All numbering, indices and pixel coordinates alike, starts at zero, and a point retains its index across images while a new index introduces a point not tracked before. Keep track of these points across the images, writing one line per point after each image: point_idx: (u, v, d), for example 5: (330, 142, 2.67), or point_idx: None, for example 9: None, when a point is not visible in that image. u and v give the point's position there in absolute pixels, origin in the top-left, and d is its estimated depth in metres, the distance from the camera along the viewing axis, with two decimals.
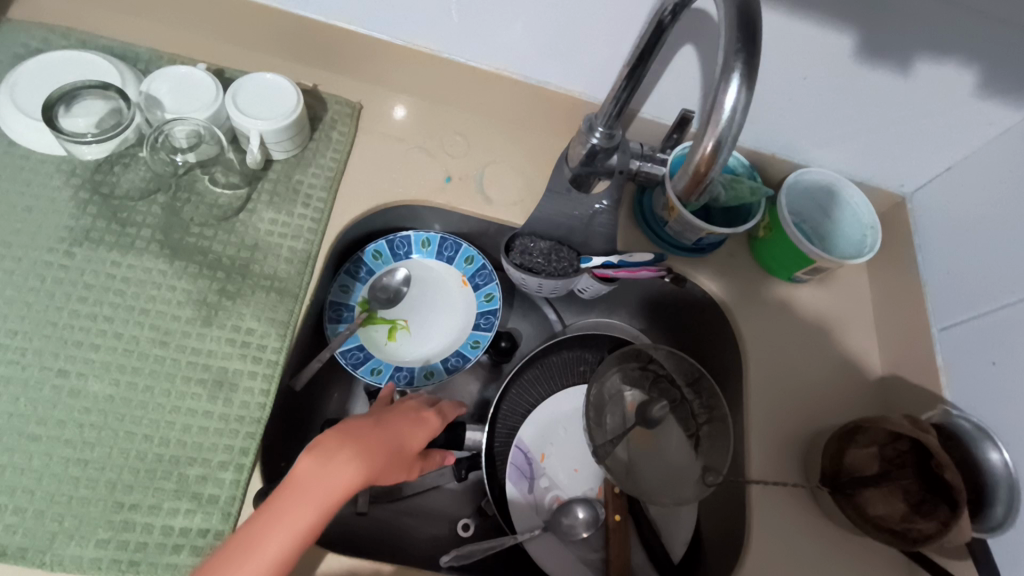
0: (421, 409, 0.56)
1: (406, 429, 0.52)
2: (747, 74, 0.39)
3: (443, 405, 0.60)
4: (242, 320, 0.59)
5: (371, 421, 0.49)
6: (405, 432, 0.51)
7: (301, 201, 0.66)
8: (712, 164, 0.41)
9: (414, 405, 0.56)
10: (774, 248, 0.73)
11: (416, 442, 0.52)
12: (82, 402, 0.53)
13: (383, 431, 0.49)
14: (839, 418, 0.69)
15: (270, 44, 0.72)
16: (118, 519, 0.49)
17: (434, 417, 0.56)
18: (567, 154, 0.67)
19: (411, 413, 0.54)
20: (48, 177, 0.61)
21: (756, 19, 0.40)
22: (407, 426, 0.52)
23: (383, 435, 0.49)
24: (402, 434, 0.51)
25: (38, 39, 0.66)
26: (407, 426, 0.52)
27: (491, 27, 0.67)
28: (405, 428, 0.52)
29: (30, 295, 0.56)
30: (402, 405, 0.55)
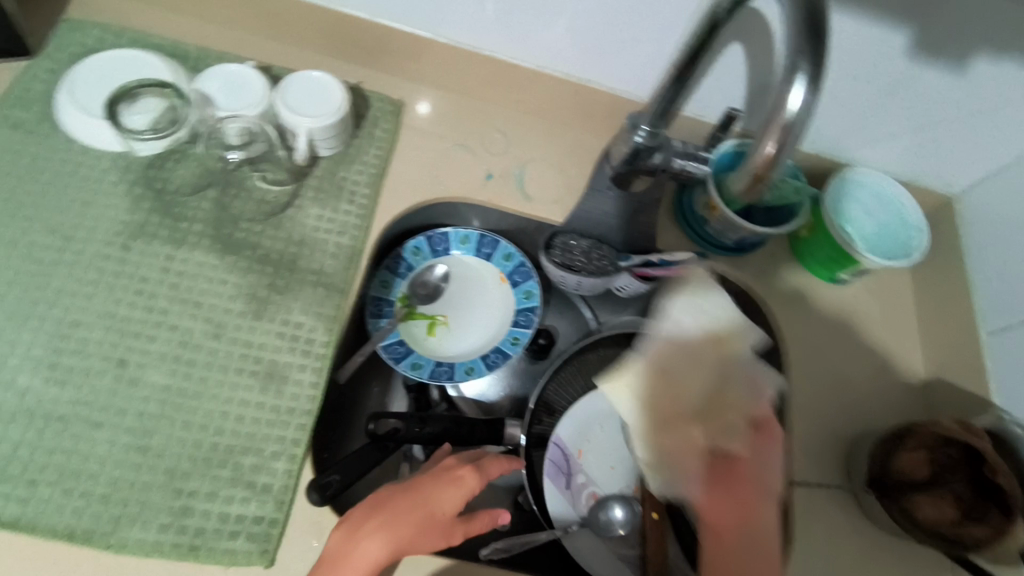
0: (458, 465, 0.56)
1: (435, 490, 0.53)
2: (813, 71, 0.39)
3: (488, 459, 0.58)
4: (291, 314, 0.60)
5: (402, 488, 0.53)
6: (437, 493, 0.53)
7: (346, 198, 0.67)
8: (772, 166, 0.42)
9: (451, 461, 0.57)
10: (816, 248, 0.72)
11: (448, 503, 0.53)
12: (141, 391, 0.54)
13: (410, 498, 0.52)
14: (882, 419, 0.69)
15: (316, 42, 0.73)
16: (179, 505, 0.51)
17: (473, 476, 0.55)
18: (609, 152, 0.68)
19: (444, 471, 0.55)
20: (105, 173, 0.62)
21: (825, 14, 0.39)
22: (438, 486, 0.53)
23: (408, 504, 0.51)
24: (430, 496, 0.53)
25: (94, 38, 0.68)
26: (437, 485, 0.54)
27: (537, 25, 0.67)
28: (434, 488, 0.53)
29: (90, 287, 0.57)
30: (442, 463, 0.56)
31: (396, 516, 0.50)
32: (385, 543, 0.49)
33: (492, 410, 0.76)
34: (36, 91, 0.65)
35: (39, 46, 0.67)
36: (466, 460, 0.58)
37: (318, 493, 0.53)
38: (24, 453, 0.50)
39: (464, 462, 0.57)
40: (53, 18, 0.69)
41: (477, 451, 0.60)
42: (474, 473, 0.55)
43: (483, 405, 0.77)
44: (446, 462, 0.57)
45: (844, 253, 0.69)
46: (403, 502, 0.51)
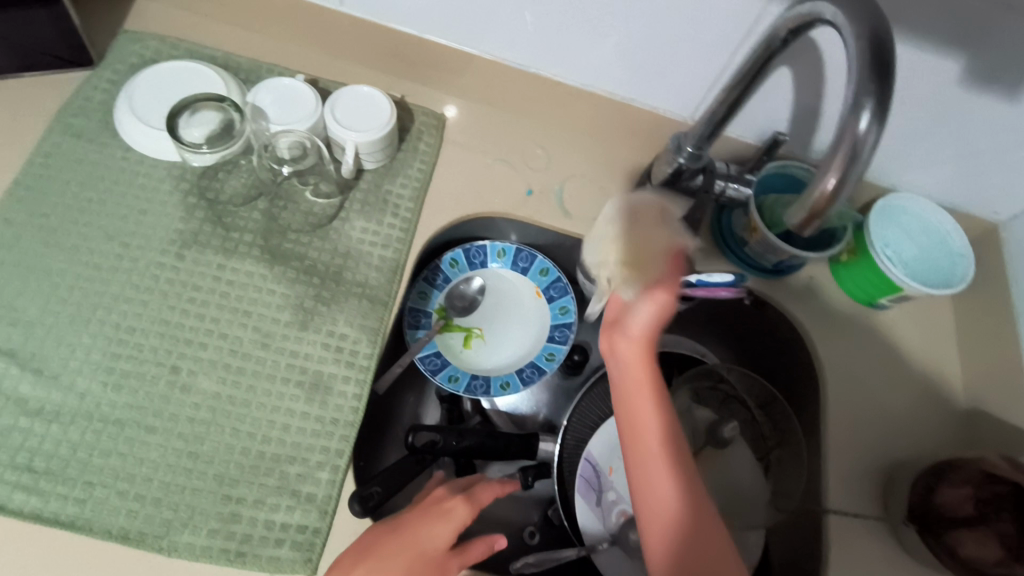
0: (448, 496, 0.55)
1: (425, 526, 0.52)
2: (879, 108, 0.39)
3: (479, 486, 0.58)
4: (336, 326, 0.61)
5: (389, 529, 0.52)
6: (424, 531, 0.52)
7: (389, 211, 0.68)
8: (830, 202, 0.42)
9: (442, 491, 0.56)
10: (857, 274, 0.72)
11: (434, 538, 0.52)
12: (193, 398, 0.56)
13: (399, 540, 0.51)
14: (922, 449, 0.68)
15: (363, 56, 0.74)
16: (227, 511, 0.52)
17: (461, 506, 0.54)
18: (651, 172, 0.69)
19: (433, 503, 0.54)
20: (160, 182, 0.64)
21: (890, 51, 0.39)
22: (425, 522, 0.52)
23: (396, 546, 0.51)
24: (419, 533, 0.52)
25: (152, 49, 0.70)
26: (426, 520, 0.53)
27: (583, 44, 0.67)
28: (423, 523, 0.52)
29: (145, 294, 0.59)
30: (428, 497, 0.55)
31: (383, 559, 0.50)
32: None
33: (524, 425, 0.77)
34: (97, 100, 0.67)
35: (100, 56, 0.69)
36: (457, 489, 0.57)
37: (360, 504, 0.54)
38: (82, 455, 0.52)
39: (453, 492, 0.56)
40: (113, 29, 0.71)
41: (468, 478, 0.59)
42: (462, 506, 0.54)
43: (515, 418, 0.77)
44: (436, 492, 0.56)
45: (886, 280, 0.69)
46: (392, 544, 0.51)
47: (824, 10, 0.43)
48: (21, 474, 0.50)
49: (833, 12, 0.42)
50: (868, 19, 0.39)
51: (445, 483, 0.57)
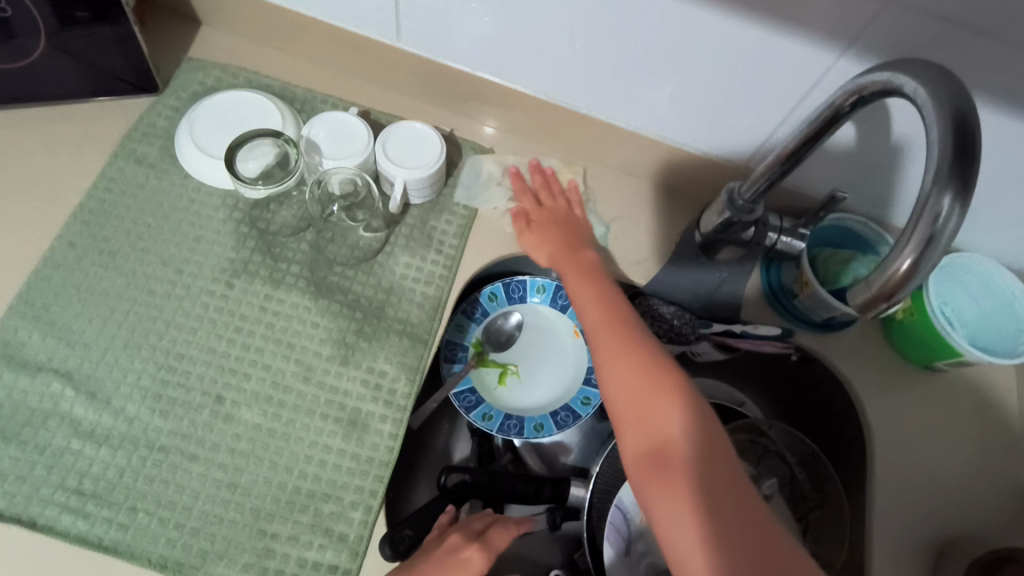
0: (464, 544, 0.55)
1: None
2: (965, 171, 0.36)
3: (493, 530, 0.58)
4: (376, 362, 0.61)
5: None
6: None
7: (434, 247, 0.68)
8: (903, 283, 0.39)
9: (457, 539, 0.55)
10: (916, 334, 0.68)
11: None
12: (234, 428, 0.57)
13: None
14: (974, 527, 0.65)
15: (416, 89, 0.75)
16: (261, 546, 0.53)
17: (475, 555, 0.55)
18: (700, 220, 0.68)
19: (448, 555, 0.54)
20: (214, 210, 0.66)
21: (976, 130, 0.37)
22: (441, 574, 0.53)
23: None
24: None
25: (213, 77, 0.72)
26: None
27: (638, 88, 0.66)
28: None
29: (195, 320, 0.61)
30: (443, 545, 0.55)
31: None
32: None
33: (554, 467, 0.77)
34: (159, 127, 0.69)
35: (165, 83, 0.71)
36: (471, 534, 0.57)
37: (391, 548, 0.54)
38: (128, 480, 0.53)
39: (468, 540, 0.56)
40: (179, 56, 0.74)
41: (483, 518, 0.59)
42: (479, 552, 0.55)
43: (546, 458, 0.77)
44: (450, 540, 0.55)
45: (945, 344, 0.66)
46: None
47: (902, 83, 0.41)
48: (70, 495, 0.52)
49: (913, 86, 0.40)
50: (954, 98, 0.37)
51: (461, 527, 0.57)
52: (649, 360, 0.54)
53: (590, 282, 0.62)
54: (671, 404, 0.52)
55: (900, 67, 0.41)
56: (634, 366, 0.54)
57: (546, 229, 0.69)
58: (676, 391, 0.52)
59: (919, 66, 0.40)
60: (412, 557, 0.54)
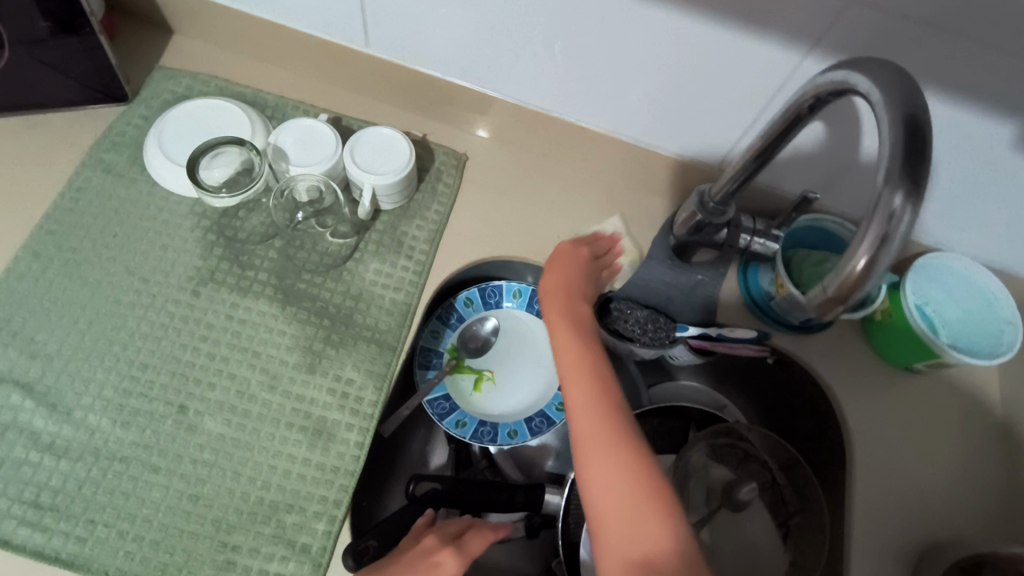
0: (437, 548, 0.55)
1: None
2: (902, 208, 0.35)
3: (469, 535, 0.57)
4: (343, 370, 0.61)
5: None
6: None
7: (404, 253, 0.68)
8: (859, 284, 0.37)
9: (430, 542, 0.55)
10: (895, 335, 0.67)
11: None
12: (197, 438, 0.56)
13: None
14: (958, 532, 0.64)
15: (388, 94, 0.75)
16: (222, 558, 0.52)
17: (450, 559, 0.54)
18: (673, 221, 0.67)
19: (422, 556, 0.54)
20: (182, 219, 0.65)
21: (928, 131, 0.36)
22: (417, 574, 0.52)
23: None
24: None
25: (184, 86, 0.72)
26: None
27: (607, 91, 0.66)
28: None
29: (160, 330, 0.60)
30: (420, 546, 0.55)
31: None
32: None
33: (531, 474, 0.76)
34: (129, 135, 0.69)
35: (135, 93, 0.71)
36: (447, 538, 0.57)
37: (354, 559, 0.53)
38: (87, 492, 0.53)
39: (443, 543, 0.56)
40: (150, 65, 0.74)
41: (459, 523, 0.59)
42: (451, 554, 0.54)
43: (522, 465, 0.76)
44: (424, 543, 0.55)
45: (924, 345, 0.65)
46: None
47: (857, 82, 0.40)
48: (28, 509, 0.52)
49: (867, 85, 0.39)
50: (906, 96, 0.36)
51: (439, 528, 0.57)
52: (629, 457, 0.50)
53: (580, 367, 0.56)
54: (661, 521, 0.47)
55: (855, 66, 0.41)
56: (613, 468, 0.50)
57: (552, 285, 0.64)
58: (661, 507, 0.48)
59: (873, 64, 0.39)
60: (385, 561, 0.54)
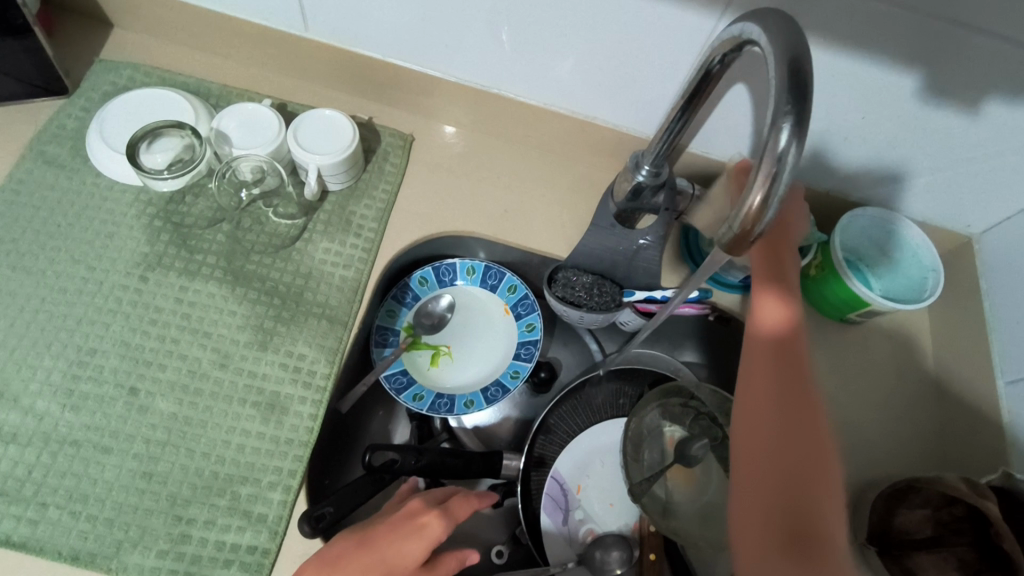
0: (423, 511, 0.55)
1: (398, 543, 0.52)
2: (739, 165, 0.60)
3: (454, 500, 0.58)
4: (295, 346, 0.62)
5: (355, 542, 0.52)
6: (392, 547, 0.52)
7: (353, 231, 0.69)
8: (758, 220, 0.39)
9: (417, 504, 0.55)
10: (826, 288, 0.70)
11: (408, 548, 0.52)
12: (150, 418, 0.57)
13: (365, 557, 0.51)
14: (892, 471, 0.67)
15: (332, 79, 0.76)
16: (177, 532, 0.53)
17: (435, 523, 0.54)
18: (612, 189, 0.66)
19: (408, 519, 0.54)
20: (127, 207, 0.66)
21: (810, 73, 0.38)
22: (399, 536, 0.53)
23: (361, 562, 0.51)
24: (389, 552, 0.52)
25: (125, 77, 0.72)
26: (397, 537, 0.53)
27: (541, 65, 0.68)
28: (396, 540, 0.52)
29: (108, 315, 0.60)
30: (405, 507, 0.55)
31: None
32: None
33: (492, 444, 0.77)
34: (70, 128, 0.69)
35: (75, 85, 0.71)
36: (432, 502, 0.57)
37: (310, 524, 0.54)
38: (38, 476, 0.53)
39: (429, 507, 0.56)
40: (89, 59, 0.74)
41: (445, 490, 0.60)
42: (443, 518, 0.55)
43: (483, 436, 0.78)
44: (410, 505, 0.55)
45: (854, 296, 0.68)
46: (364, 558, 0.51)
47: (751, 33, 0.43)
48: None
49: (759, 35, 0.42)
50: (789, 42, 0.39)
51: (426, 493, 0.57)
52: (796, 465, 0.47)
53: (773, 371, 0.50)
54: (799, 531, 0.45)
55: (749, 19, 0.43)
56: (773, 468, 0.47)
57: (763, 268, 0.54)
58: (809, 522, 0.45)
59: (764, 14, 0.42)
60: (368, 523, 0.54)
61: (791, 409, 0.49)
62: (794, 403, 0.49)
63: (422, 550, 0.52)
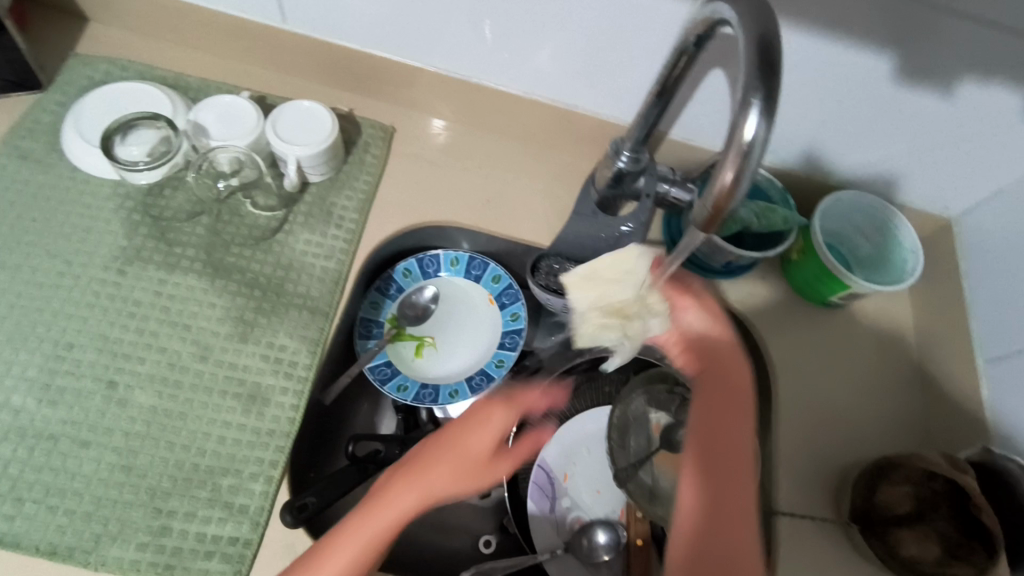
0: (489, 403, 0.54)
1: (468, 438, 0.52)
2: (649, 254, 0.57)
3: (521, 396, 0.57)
4: (276, 337, 0.62)
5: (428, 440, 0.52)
6: (466, 436, 0.52)
7: (334, 222, 0.69)
8: (730, 197, 0.40)
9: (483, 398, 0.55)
10: (808, 271, 0.71)
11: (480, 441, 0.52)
12: (129, 412, 0.56)
13: (441, 447, 0.51)
14: (875, 451, 0.67)
15: (312, 71, 0.75)
16: (157, 524, 0.52)
17: (505, 411, 0.53)
18: (594, 176, 0.66)
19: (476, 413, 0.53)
20: (105, 201, 0.65)
21: (778, 50, 0.38)
22: (469, 428, 0.52)
23: (439, 460, 0.50)
24: (463, 442, 0.51)
25: (102, 71, 0.72)
26: (466, 430, 0.52)
27: (520, 54, 0.67)
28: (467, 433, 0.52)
29: (85, 309, 0.60)
30: (473, 404, 0.55)
31: (425, 483, 0.49)
32: (420, 502, 0.49)
33: None
34: (45, 122, 0.68)
35: (51, 80, 0.71)
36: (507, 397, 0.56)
37: (292, 514, 0.54)
38: (15, 471, 0.53)
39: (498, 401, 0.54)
40: (65, 54, 0.73)
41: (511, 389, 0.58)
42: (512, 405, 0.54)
43: None
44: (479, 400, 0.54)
45: (835, 279, 0.68)
46: (440, 457, 0.50)
47: (722, 12, 0.43)
48: None
49: (729, 12, 0.42)
50: (758, 18, 0.39)
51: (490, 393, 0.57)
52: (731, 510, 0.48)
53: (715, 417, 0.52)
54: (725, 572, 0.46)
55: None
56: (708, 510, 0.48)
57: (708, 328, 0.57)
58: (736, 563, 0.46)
59: None
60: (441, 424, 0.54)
61: (730, 454, 0.50)
62: (733, 450, 0.51)
63: (494, 441, 0.52)
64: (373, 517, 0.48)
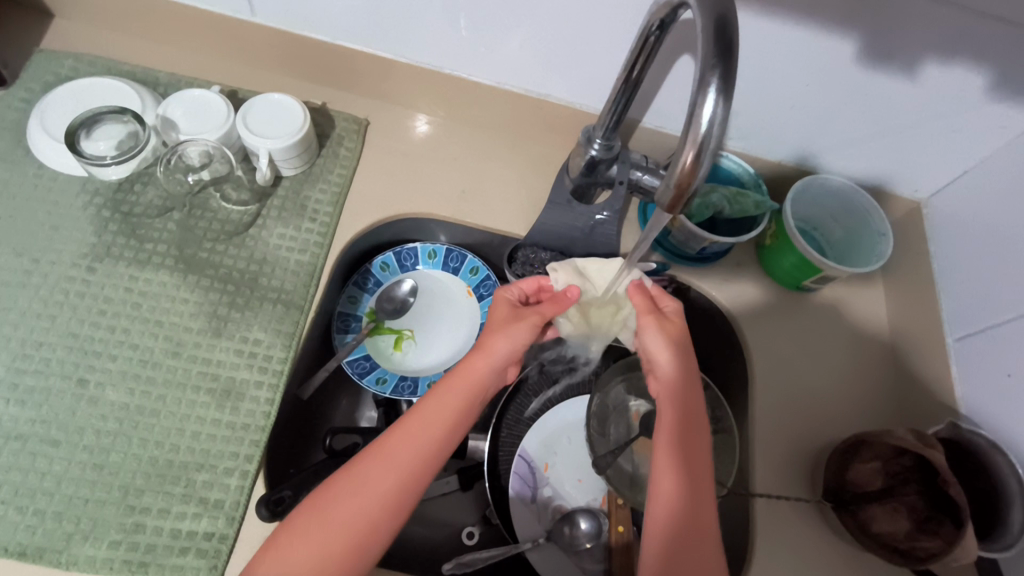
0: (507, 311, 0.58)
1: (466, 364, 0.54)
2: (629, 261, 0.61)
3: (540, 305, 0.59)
4: (250, 331, 0.61)
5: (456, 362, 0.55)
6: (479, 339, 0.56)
7: (308, 216, 0.68)
8: (692, 178, 0.40)
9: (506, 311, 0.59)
10: (781, 256, 0.71)
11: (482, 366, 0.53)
12: (100, 410, 0.56)
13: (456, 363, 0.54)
14: (849, 430, 0.68)
15: (283, 65, 0.75)
16: (130, 522, 0.52)
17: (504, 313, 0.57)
18: (567, 165, 0.66)
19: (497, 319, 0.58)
20: (73, 197, 0.64)
21: (735, 31, 0.39)
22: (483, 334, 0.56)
23: (445, 386, 0.52)
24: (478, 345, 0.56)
25: (68, 67, 0.71)
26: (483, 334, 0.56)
27: (491, 43, 0.67)
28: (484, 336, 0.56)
29: (54, 308, 0.59)
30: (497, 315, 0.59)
31: (424, 423, 0.50)
32: (442, 422, 0.50)
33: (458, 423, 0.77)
34: (11, 119, 0.67)
35: (15, 76, 0.69)
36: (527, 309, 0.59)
37: (268, 508, 0.53)
38: None
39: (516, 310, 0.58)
40: (29, 50, 0.72)
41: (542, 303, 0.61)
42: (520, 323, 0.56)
43: None
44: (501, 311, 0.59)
45: (807, 263, 0.69)
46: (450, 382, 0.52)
47: None
48: None
49: None
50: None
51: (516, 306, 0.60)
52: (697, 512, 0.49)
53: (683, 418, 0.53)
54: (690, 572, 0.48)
55: None
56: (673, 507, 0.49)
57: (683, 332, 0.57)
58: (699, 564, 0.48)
59: None
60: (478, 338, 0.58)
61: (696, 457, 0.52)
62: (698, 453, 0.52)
63: (493, 363, 0.54)
64: (399, 438, 0.49)
